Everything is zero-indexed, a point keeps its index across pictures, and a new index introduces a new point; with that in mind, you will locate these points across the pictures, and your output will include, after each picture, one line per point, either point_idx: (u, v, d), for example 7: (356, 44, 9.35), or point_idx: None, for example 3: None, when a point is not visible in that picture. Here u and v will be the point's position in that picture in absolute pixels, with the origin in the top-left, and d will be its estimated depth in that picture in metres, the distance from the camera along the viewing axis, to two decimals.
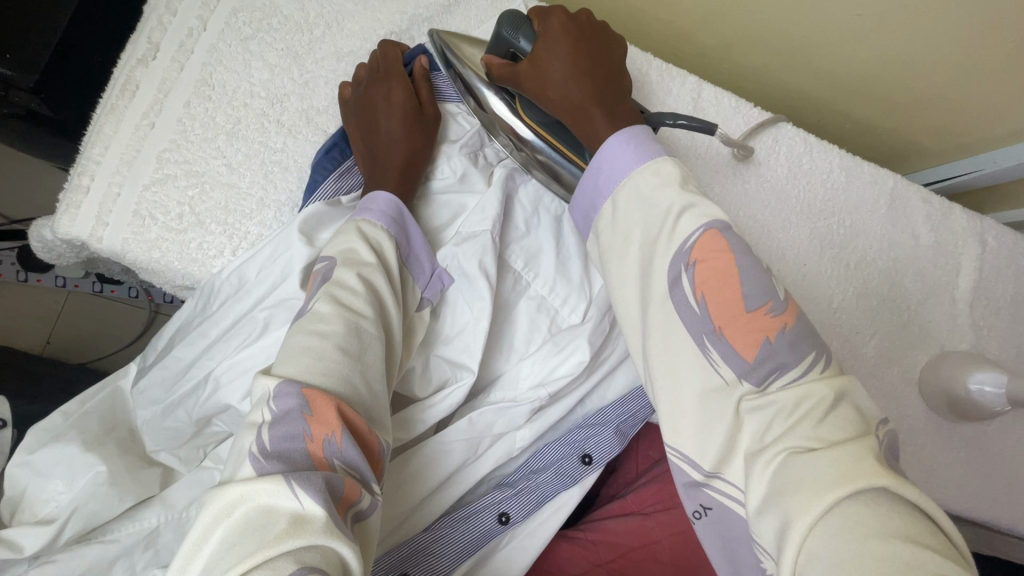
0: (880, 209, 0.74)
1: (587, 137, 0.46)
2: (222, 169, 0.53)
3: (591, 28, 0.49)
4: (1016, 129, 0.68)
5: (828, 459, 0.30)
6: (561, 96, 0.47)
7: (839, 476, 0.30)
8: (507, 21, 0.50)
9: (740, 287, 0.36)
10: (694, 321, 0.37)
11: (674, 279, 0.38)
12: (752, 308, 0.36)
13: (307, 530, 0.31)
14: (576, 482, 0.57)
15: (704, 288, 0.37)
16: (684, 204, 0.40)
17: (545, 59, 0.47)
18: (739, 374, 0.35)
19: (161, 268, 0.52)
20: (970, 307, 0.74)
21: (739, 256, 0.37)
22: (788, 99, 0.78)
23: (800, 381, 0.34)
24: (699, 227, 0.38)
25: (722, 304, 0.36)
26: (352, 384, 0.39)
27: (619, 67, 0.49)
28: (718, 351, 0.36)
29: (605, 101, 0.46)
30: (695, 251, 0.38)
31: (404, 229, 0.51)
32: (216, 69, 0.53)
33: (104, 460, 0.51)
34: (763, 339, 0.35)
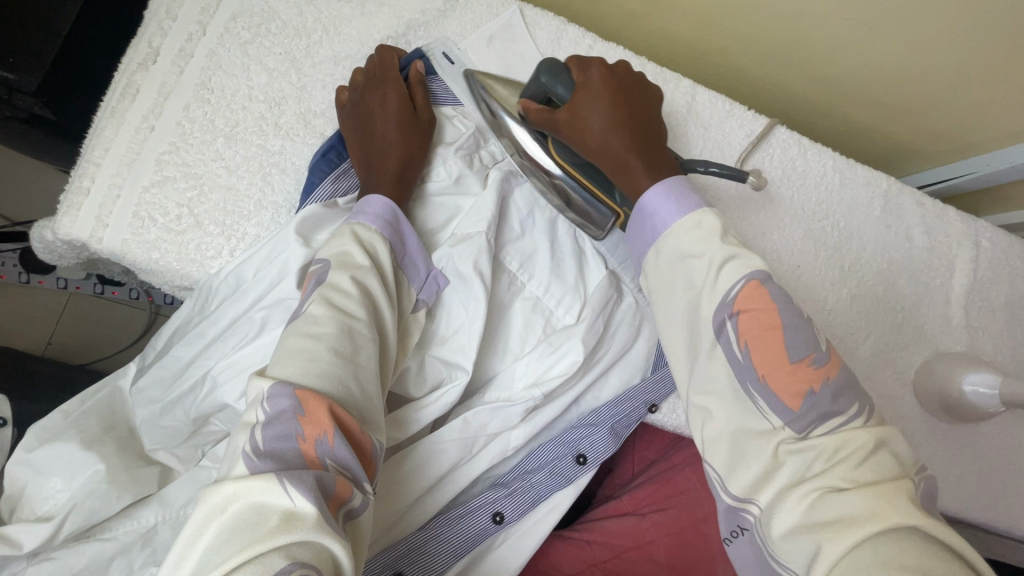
0: (873, 211, 0.75)
1: (626, 183, 0.48)
2: (221, 171, 0.53)
3: (628, 82, 0.52)
4: (1007, 131, 0.69)
5: (864, 497, 0.33)
6: (600, 144, 0.49)
7: (873, 514, 0.32)
8: (546, 68, 0.52)
9: (784, 338, 0.38)
10: (739, 368, 0.39)
11: (719, 327, 0.40)
12: (795, 359, 0.38)
13: (298, 526, 0.32)
14: (569, 482, 0.58)
15: (748, 338, 0.39)
16: (725, 255, 0.41)
17: (584, 108, 0.49)
18: (785, 422, 0.38)
19: (160, 269, 0.52)
20: (964, 309, 0.75)
21: (784, 308, 0.39)
22: (784, 103, 0.79)
23: (838, 430, 0.36)
24: (740, 279, 0.40)
25: (766, 355, 0.38)
26: (345, 384, 0.40)
27: (654, 117, 0.52)
28: (765, 401, 0.38)
29: (642, 150, 0.48)
30: (739, 301, 0.40)
31: (399, 232, 0.51)
32: (216, 73, 0.54)
33: (103, 458, 0.52)
34: (807, 391, 0.37)
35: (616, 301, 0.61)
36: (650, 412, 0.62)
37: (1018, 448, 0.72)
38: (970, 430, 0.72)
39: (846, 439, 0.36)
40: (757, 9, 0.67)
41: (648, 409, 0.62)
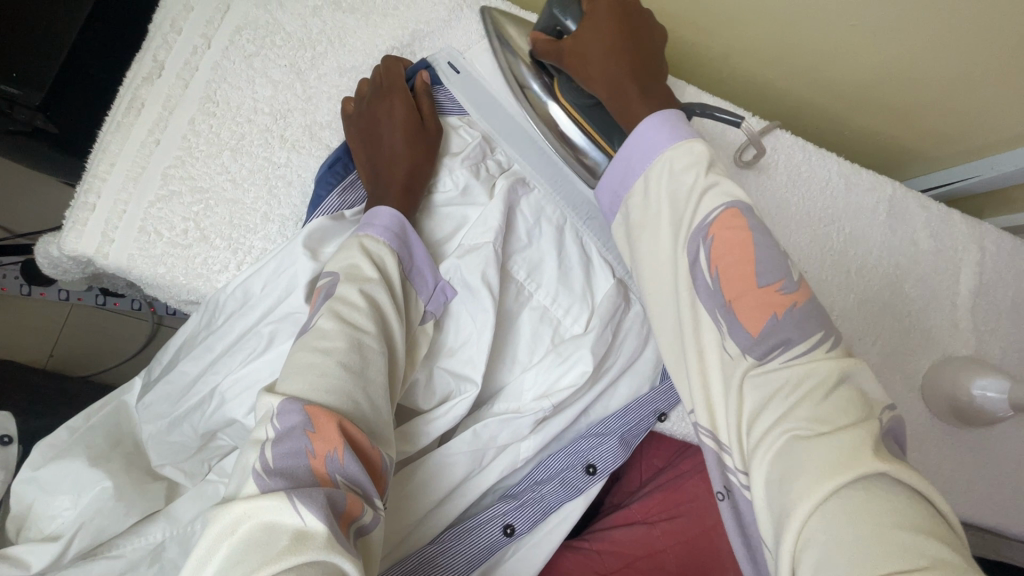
0: (879, 216, 0.75)
1: (621, 112, 0.48)
2: (226, 185, 0.53)
3: (639, 16, 0.51)
4: (1012, 135, 0.69)
5: (832, 442, 0.31)
6: (598, 70, 0.49)
7: (842, 463, 0.30)
8: (558, 1, 0.53)
9: (755, 263, 0.36)
10: (707, 294, 0.38)
11: (693, 254, 0.39)
12: (764, 283, 0.36)
13: (309, 545, 0.31)
14: (580, 492, 0.57)
15: (719, 262, 0.37)
16: (709, 181, 0.41)
17: (589, 37, 0.49)
18: (745, 346, 0.36)
19: (165, 284, 0.52)
20: (971, 312, 0.75)
21: (758, 234, 0.37)
22: (787, 109, 0.78)
23: (804, 359, 0.34)
24: (719, 205, 0.39)
25: (734, 275, 0.37)
26: (355, 400, 0.40)
27: (660, 54, 0.51)
28: (728, 325, 0.37)
29: (641, 77, 0.48)
30: (714, 226, 0.38)
31: (407, 244, 0.51)
32: (221, 86, 0.54)
33: (110, 475, 0.51)
34: (772, 313, 0.35)
35: (624, 309, 0.61)
36: (659, 421, 0.62)
37: None
38: (979, 435, 0.71)
39: (812, 370, 0.33)
40: (760, 14, 0.67)
41: (657, 418, 0.62)
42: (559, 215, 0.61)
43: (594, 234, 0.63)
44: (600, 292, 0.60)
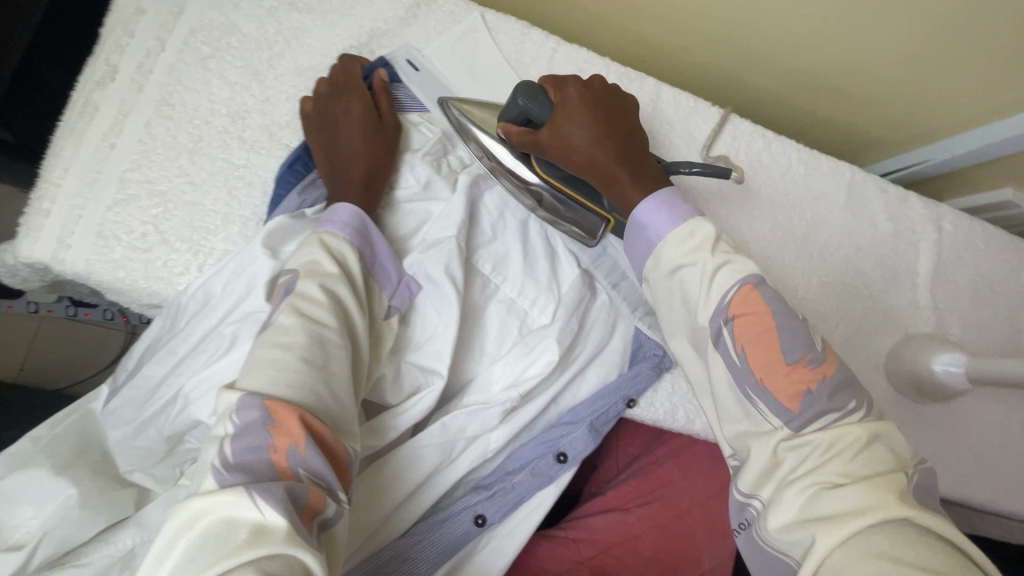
0: (839, 200, 0.76)
1: (618, 196, 0.51)
2: (185, 187, 0.53)
3: (605, 96, 0.52)
4: (960, 120, 0.72)
5: (860, 489, 0.35)
6: (587, 160, 0.50)
7: (868, 508, 0.35)
8: (523, 90, 0.51)
9: (777, 341, 0.41)
10: (739, 372, 0.42)
11: (716, 333, 0.43)
12: (791, 360, 0.41)
13: (268, 539, 0.31)
14: (551, 481, 0.58)
15: (744, 342, 0.42)
16: (719, 261, 0.44)
17: (568, 128, 0.50)
18: (782, 422, 0.40)
19: (124, 288, 0.51)
20: (930, 291, 0.77)
21: (774, 311, 0.42)
22: (751, 100, 0.80)
23: (834, 426, 0.39)
24: (734, 283, 0.43)
25: (761, 356, 0.41)
26: (317, 393, 0.40)
27: (634, 124, 0.53)
28: (765, 403, 0.41)
29: (627, 160, 0.50)
30: (733, 306, 0.43)
31: (368, 239, 0.51)
32: (177, 89, 0.54)
33: (75, 483, 0.51)
34: (804, 390, 0.40)
35: (590, 299, 0.62)
36: (629, 408, 0.62)
37: (987, 422, 0.74)
38: (942, 410, 0.73)
39: (842, 433, 0.38)
40: (714, 7, 0.68)
41: (626, 405, 0.62)
42: (523, 208, 0.61)
43: None
44: (566, 282, 0.61)
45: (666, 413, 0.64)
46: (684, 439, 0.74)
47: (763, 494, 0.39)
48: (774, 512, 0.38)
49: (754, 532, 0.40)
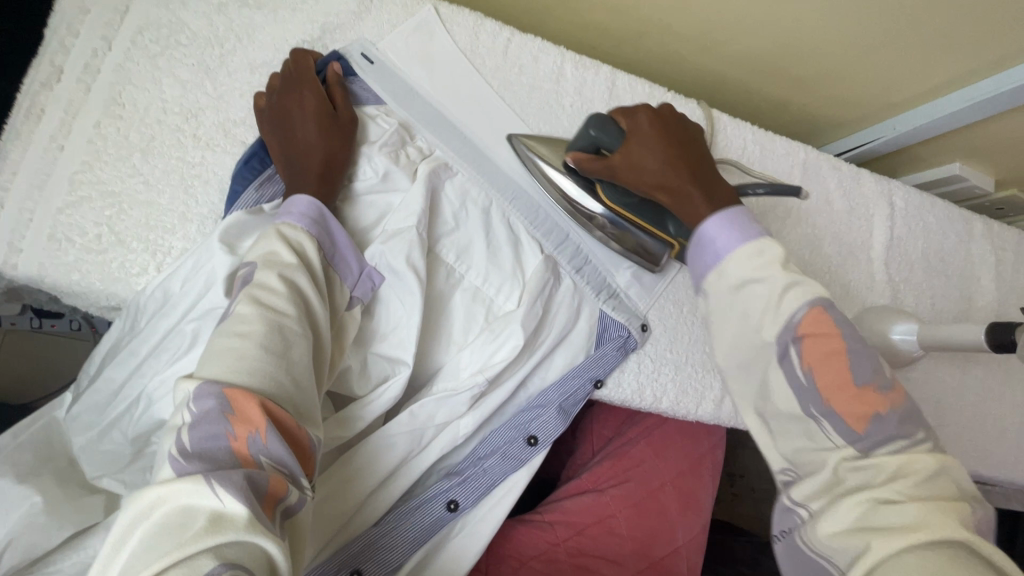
0: (794, 178, 0.78)
1: (686, 214, 0.49)
2: (139, 187, 0.53)
3: (674, 123, 0.53)
4: (905, 98, 0.76)
5: (929, 508, 0.35)
6: (657, 181, 0.51)
7: (928, 524, 0.34)
8: (594, 122, 0.54)
9: (848, 363, 0.40)
10: (801, 391, 0.40)
11: (781, 352, 0.41)
12: (861, 385, 0.39)
13: (228, 526, 0.32)
14: (522, 464, 0.60)
15: (811, 362, 0.40)
16: (787, 282, 0.42)
17: (638, 152, 0.51)
18: (849, 444, 0.39)
19: (81, 291, 0.51)
20: (885, 264, 0.80)
21: (843, 333, 0.40)
22: (708, 86, 0.81)
23: (903, 451, 0.38)
24: (804, 304, 0.41)
25: (831, 379, 0.39)
26: (279, 382, 0.40)
27: (705, 149, 0.53)
28: (830, 424, 0.39)
29: (701, 180, 0.49)
30: (802, 325, 0.40)
31: (327, 230, 0.51)
32: (126, 88, 0.54)
33: (42, 490, 0.50)
34: (875, 415, 0.38)
35: (554, 283, 0.63)
36: (596, 389, 0.64)
37: (937, 386, 0.78)
38: (899, 378, 0.77)
39: (911, 459, 0.37)
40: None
41: (594, 386, 0.63)
42: (484, 197, 0.62)
43: (522, 212, 0.64)
44: (529, 268, 0.62)
45: (633, 392, 0.65)
46: (656, 420, 0.76)
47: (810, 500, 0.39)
48: (824, 518, 0.37)
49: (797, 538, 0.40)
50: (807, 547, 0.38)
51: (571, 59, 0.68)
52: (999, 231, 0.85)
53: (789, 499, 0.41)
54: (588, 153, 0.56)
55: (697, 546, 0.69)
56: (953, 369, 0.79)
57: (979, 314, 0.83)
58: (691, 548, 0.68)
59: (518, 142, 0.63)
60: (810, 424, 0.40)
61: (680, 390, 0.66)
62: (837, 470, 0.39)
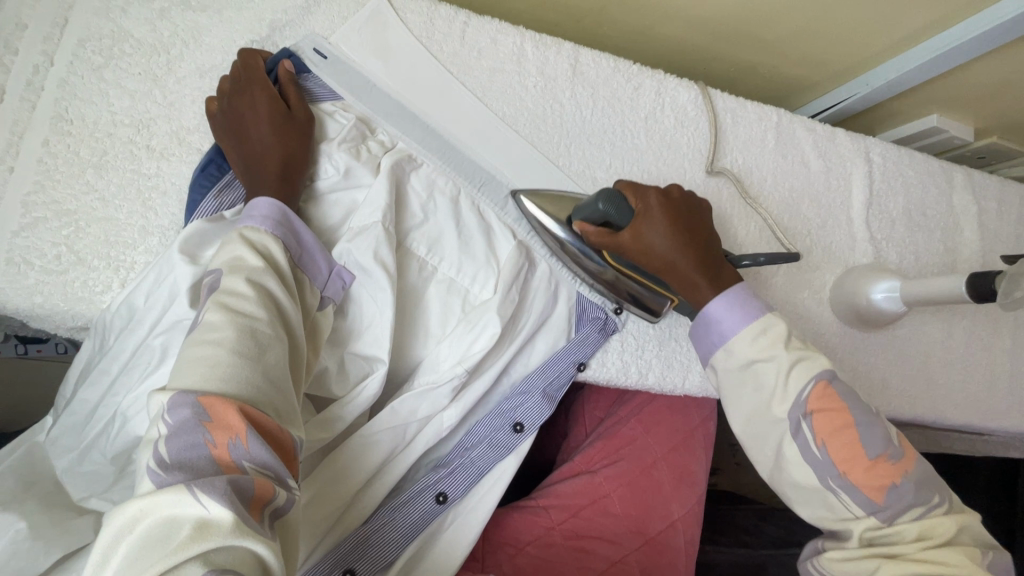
0: (769, 142, 0.76)
1: (692, 298, 0.54)
2: (96, 204, 0.52)
3: (681, 203, 0.55)
4: (876, 51, 0.75)
5: (943, 554, 0.43)
6: (667, 264, 0.53)
7: (941, 563, 0.43)
8: (605, 195, 0.52)
9: (860, 441, 0.46)
10: (819, 465, 0.47)
11: (795, 426, 0.48)
12: (873, 456, 0.46)
13: (215, 532, 0.32)
14: (510, 451, 0.60)
15: (824, 437, 0.47)
16: (793, 358, 0.49)
17: (649, 236, 0.53)
18: (869, 513, 0.45)
19: (46, 314, 0.50)
20: (866, 222, 0.79)
21: (849, 407, 0.48)
22: (675, 55, 0.80)
23: (923, 517, 0.45)
24: (810, 381, 0.48)
25: (844, 452, 0.46)
26: (255, 386, 0.40)
27: (709, 230, 0.56)
28: (849, 494, 0.46)
29: (708, 268, 0.53)
30: (811, 402, 0.48)
31: (293, 231, 0.51)
32: (71, 102, 0.52)
33: (24, 516, 0.48)
34: (889, 484, 0.45)
35: (530, 268, 0.62)
36: (580, 371, 0.63)
37: (925, 342, 0.78)
38: (884, 336, 0.76)
39: (932, 525, 0.45)
40: None
41: (577, 368, 0.63)
42: (452, 186, 0.61)
43: (490, 198, 0.63)
44: (502, 255, 0.61)
45: (617, 371, 0.65)
46: (646, 397, 0.75)
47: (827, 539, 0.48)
48: (838, 548, 0.46)
49: (811, 567, 0.48)
50: (818, 573, 0.47)
51: (530, 39, 0.66)
52: (980, 180, 0.84)
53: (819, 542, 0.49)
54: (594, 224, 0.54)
55: (693, 519, 0.69)
56: (941, 323, 0.79)
57: (964, 266, 0.83)
58: (688, 521, 0.68)
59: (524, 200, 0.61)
60: (829, 494, 0.47)
61: (665, 365, 0.66)
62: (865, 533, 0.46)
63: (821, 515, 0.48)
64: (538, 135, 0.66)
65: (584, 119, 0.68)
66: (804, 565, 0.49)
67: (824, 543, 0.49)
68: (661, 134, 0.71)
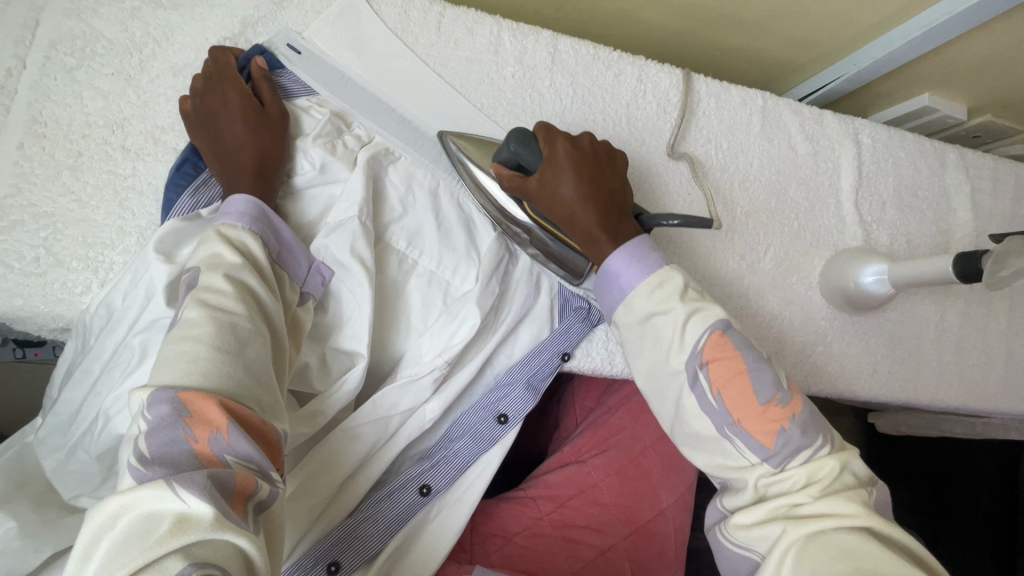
0: (754, 126, 0.75)
1: (592, 252, 0.54)
2: (72, 205, 0.52)
3: (592, 153, 0.55)
4: (861, 30, 0.74)
5: (835, 501, 0.41)
6: (569, 214, 0.53)
7: (833, 512, 0.41)
8: (516, 136, 0.54)
9: (752, 386, 0.46)
10: (715, 414, 0.47)
11: (692, 376, 0.48)
12: (764, 402, 0.46)
13: (195, 526, 0.32)
14: (495, 442, 0.60)
15: (719, 386, 0.47)
16: (689, 311, 0.49)
17: (555, 184, 0.53)
18: (762, 459, 0.45)
19: (27, 316, 0.50)
20: (855, 204, 0.78)
21: (742, 354, 0.47)
22: (658, 39, 0.79)
23: (810, 460, 0.44)
24: (705, 330, 0.48)
25: (737, 399, 0.46)
26: (233, 379, 0.40)
27: (620, 184, 0.56)
28: (743, 441, 0.46)
29: (608, 221, 0.53)
30: (706, 351, 0.47)
31: (270, 226, 0.51)
32: (45, 105, 0.53)
33: (13, 515, 0.48)
34: (778, 428, 0.45)
35: (510, 260, 0.62)
36: (564, 361, 0.63)
37: (917, 324, 0.77)
38: (875, 319, 0.76)
39: (818, 467, 0.44)
40: None
41: (561, 359, 0.63)
42: (430, 178, 0.61)
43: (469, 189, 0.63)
44: (483, 246, 0.61)
45: (603, 360, 0.65)
46: (634, 386, 0.75)
47: (731, 502, 0.47)
48: (740, 515, 0.44)
49: (718, 537, 0.46)
50: (726, 539, 0.45)
51: (507, 28, 0.66)
52: (973, 159, 0.83)
53: (721, 502, 0.48)
54: (508, 167, 0.56)
55: (682, 507, 0.69)
56: (934, 305, 0.78)
57: (957, 246, 0.82)
58: (676, 509, 0.68)
59: (449, 140, 0.60)
60: (724, 442, 0.47)
61: None
62: (758, 485, 0.45)
63: (718, 463, 0.47)
64: (518, 125, 0.66)
65: (564, 107, 0.67)
66: (712, 534, 0.48)
67: (726, 506, 0.47)
68: (643, 121, 0.70)
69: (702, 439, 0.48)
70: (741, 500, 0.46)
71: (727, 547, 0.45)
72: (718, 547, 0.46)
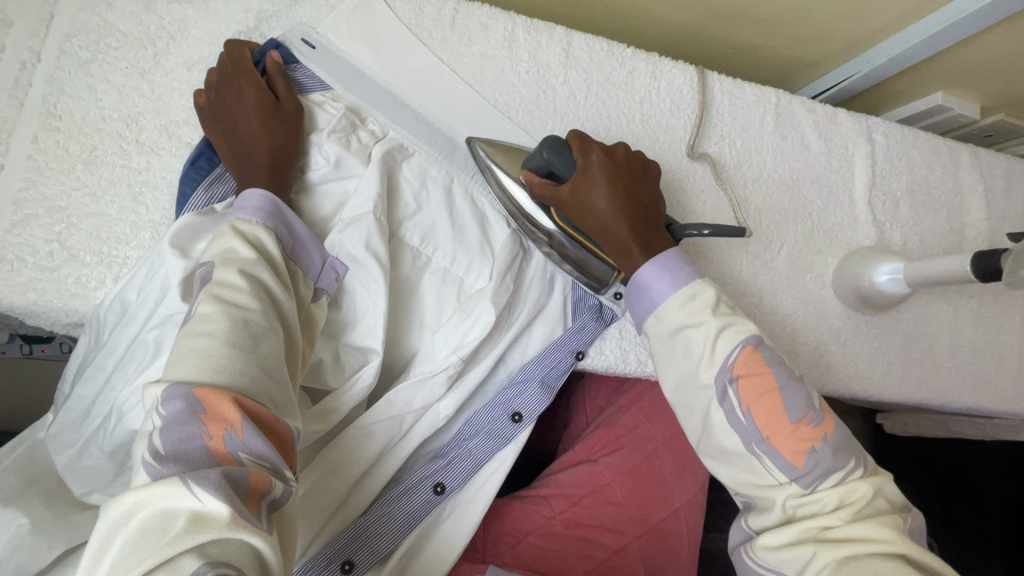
0: (768, 123, 0.75)
1: (623, 263, 0.54)
2: (86, 200, 0.52)
3: (626, 165, 0.55)
4: (876, 28, 0.74)
5: (867, 527, 0.41)
6: (601, 225, 0.53)
7: (868, 538, 0.40)
8: (549, 144, 0.54)
9: (783, 404, 0.46)
10: (744, 431, 0.46)
11: (722, 392, 0.47)
12: (795, 420, 0.45)
13: (210, 526, 0.31)
14: (509, 441, 0.60)
15: (749, 402, 0.46)
16: (721, 326, 0.49)
17: (589, 193, 0.53)
18: (791, 479, 0.44)
19: (41, 310, 0.50)
20: (869, 203, 0.77)
21: (775, 372, 0.47)
22: (671, 36, 0.78)
23: (842, 482, 0.44)
24: (737, 346, 0.48)
25: (767, 417, 0.46)
26: (250, 376, 0.39)
27: (653, 195, 0.56)
28: (771, 460, 0.45)
29: (641, 233, 0.53)
30: (737, 367, 0.47)
31: (285, 222, 0.50)
32: (59, 98, 0.53)
33: (26, 511, 0.47)
34: (809, 448, 0.44)
35: (525, 257, 0.62)
36: (578, 360, 0.63)
37: (931, 325, 0.77)
38: (889, 319, 0.75)
39: (849, 490, 0.43)
40: None
41: (576, 357, 0.63)
42: (445, 175, 0.61)
43: (484, 186, 0.62)
44: (497, 243, 0.61)
45: (616, 358, 0.64)
46: (646, 385, 0.75)
47: (756, 523, 0.46)
48: (767, 535, 0.44)
49: (743, 556, 0.46)
50: (752, 560, 0.44)
51: (521, 24, 0.65)
52: (986, 158, 0.83)
53: (746, 522, 0.47)
54: (540, 175, 0.55)
55: (695, 507, 0.69)
56: (947, 305, 0.77)
57: (971, 246, 0.81)
58: (689, 509, 0.68)
59: (477, 146, 0.60)
60: (752, 459, 0.46)
61: None
62: (786, 506, 0.44)
63: (743, 478, 0.47)
64: (532, 121, 0.65)
65: (578, 104, 0.67)
66: (735, 554, 0.47)
67: (750, 525, 0.46)
68: (656, 118, 0.70)
69: (724, 448, 0.47)
70: (767, 520, 0.45)
71: (752, 568, 0.44)
72: (742, 568, 0.46)
